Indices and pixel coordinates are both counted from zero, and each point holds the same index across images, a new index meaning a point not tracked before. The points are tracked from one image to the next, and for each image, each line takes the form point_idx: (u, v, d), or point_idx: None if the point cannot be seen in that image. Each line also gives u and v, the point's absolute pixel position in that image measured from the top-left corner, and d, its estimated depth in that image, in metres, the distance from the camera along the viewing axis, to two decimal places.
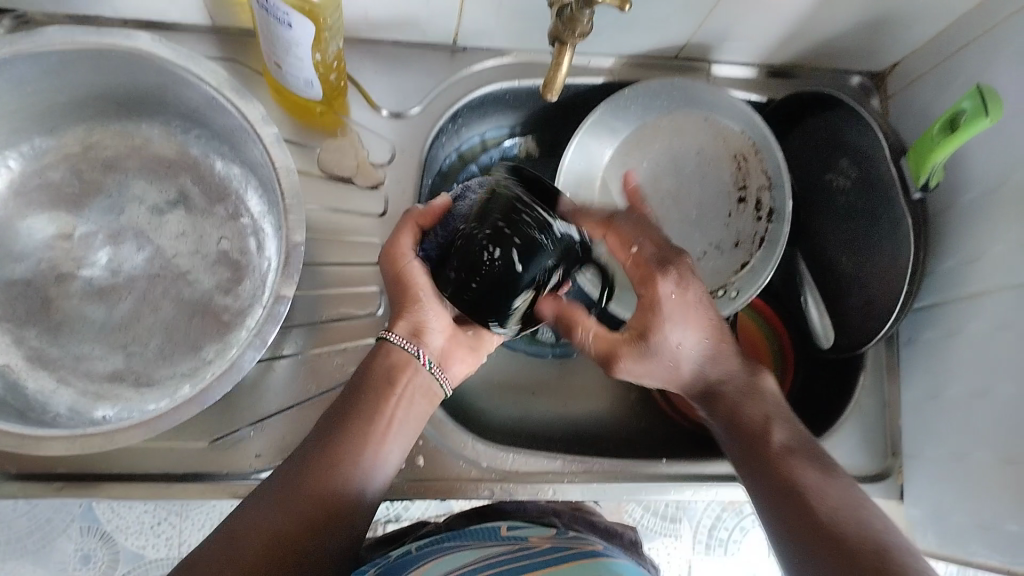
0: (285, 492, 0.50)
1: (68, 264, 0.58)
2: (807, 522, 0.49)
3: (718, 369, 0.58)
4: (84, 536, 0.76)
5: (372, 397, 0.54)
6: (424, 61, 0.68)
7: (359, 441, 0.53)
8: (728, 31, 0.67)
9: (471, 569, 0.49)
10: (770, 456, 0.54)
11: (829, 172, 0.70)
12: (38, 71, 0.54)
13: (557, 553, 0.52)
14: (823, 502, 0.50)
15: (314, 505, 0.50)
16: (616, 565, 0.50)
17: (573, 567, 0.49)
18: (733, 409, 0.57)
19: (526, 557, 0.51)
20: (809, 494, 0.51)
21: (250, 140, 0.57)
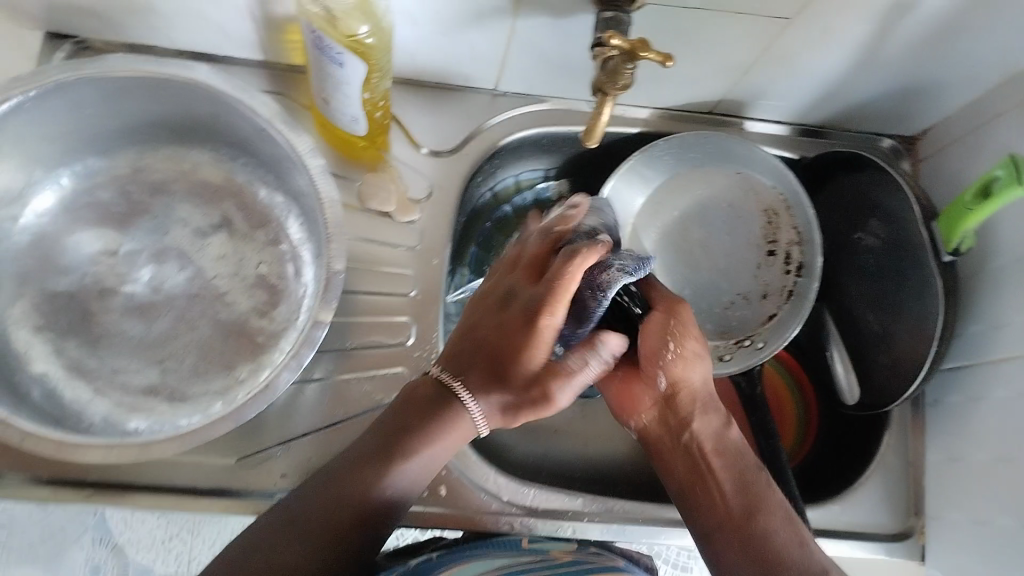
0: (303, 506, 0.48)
1: (111, 279, 0.60)
2: (769, 564, 0.50)
3: (712, 402, 0.57)
4: (95, 547, 0.67)
5: (412, 416, 0.51)
6: (465, 103, 0.70)
7: (395, 461, 0.50)
8: (761, 90, 0.69)
9: None
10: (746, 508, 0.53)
11: (858, 232, 0.70)
12: (99, 95, 0.57)
13: (578, 567, 0.54)
14: (784, 558, 0.50)
15: (327, 526, 0.47)
16: None
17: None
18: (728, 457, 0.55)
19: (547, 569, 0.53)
20: (770, 547, 0.50)
21: (296, 169, 0.60)
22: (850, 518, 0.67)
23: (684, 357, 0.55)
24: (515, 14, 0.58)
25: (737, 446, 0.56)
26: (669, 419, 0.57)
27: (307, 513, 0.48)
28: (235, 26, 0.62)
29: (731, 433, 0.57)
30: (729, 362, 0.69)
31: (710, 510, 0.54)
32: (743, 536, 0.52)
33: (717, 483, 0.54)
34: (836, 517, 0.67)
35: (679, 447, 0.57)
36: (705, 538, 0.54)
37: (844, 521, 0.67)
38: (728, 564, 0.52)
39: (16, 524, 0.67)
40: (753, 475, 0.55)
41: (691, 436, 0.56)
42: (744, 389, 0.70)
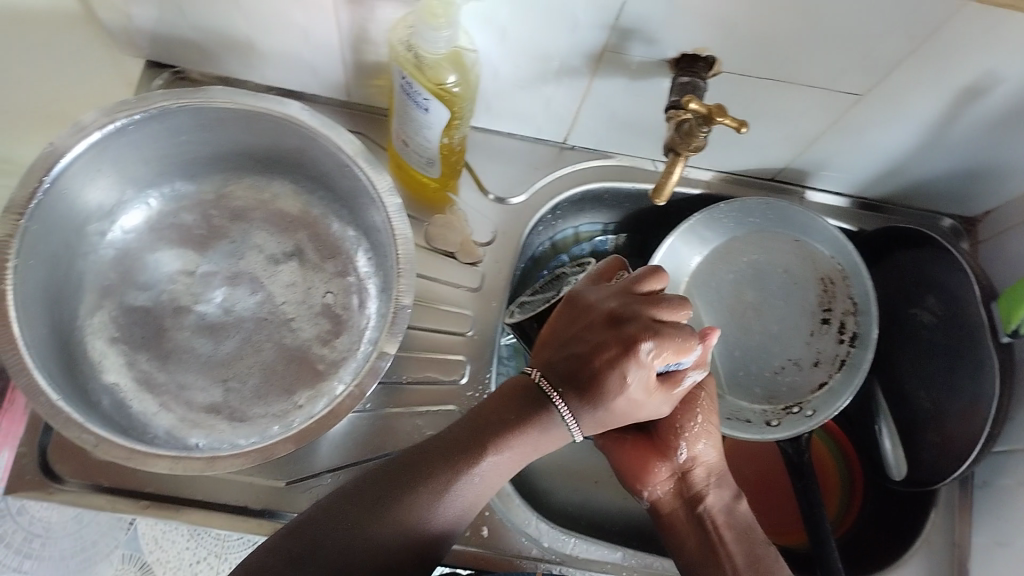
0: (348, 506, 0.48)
1: (186, 298, 0.62)
2: None
3: (724, 475, 0.58)
4: (123, 564, 0.74)
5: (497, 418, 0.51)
6: (533, 154, 0.73)
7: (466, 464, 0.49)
8: (826, 161, 0.70)
9: None
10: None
11: (913, 307, 0.71)
12: (196, 123, 0.60)
13: None
14: None
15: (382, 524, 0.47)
16: None
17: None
18: (739, 530, 0.56)
19: None
20: None
21: (372, 204, 0.62)
22: None
23: (707, 433, 0.58)
24: (595, 73, 0.61)
25: (746, 521, 0.57)
26: (681, 488, 0.57)
27: (357, 508, 0.47)
28: (325, 67, 0.65)
29: (741, 507, 0.58)
30: (778, 427, 0.69)
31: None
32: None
33: (728, 557, 0.55)
34: None
35: (692, 518, 0.57)
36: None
37: None
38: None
39: (54, 537, 0.76)
40: (763, 548, 0.56)
41: (707, 508, 0.56)
42: (790, 455, 0.69)
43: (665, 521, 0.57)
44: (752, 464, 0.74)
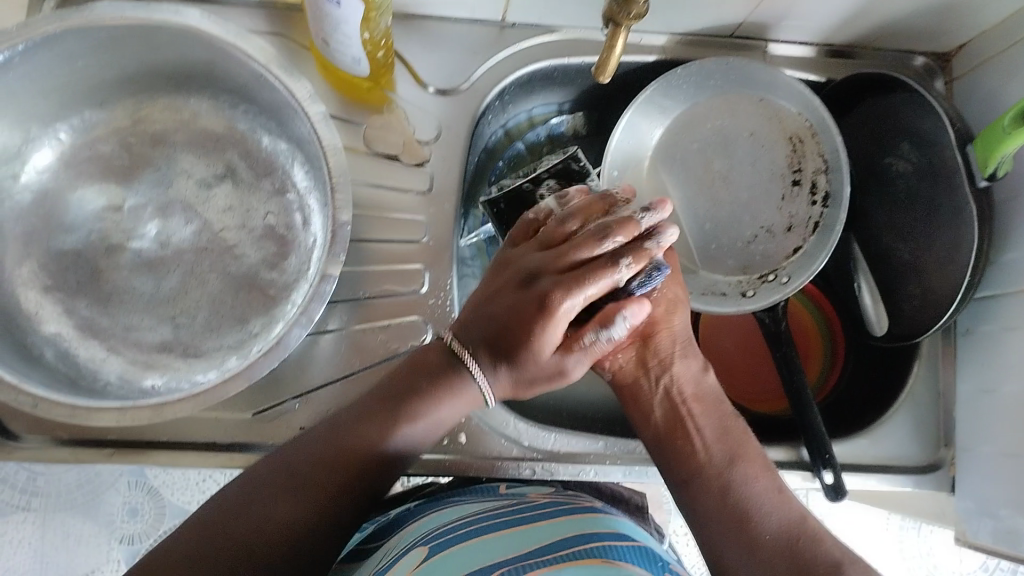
0: (321, 441, 0.48)
1: (117, 235, 0.59)
2: (750, 513, 0.50)
3: (692, 347, 0.58)
4: (131, 490, 0.78)
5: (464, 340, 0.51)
6: (471, 36, 0.67)
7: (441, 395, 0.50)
8: (786, 10, 0.65)
9: (459, 524, 0.51)
10: (725, 457, 0.53)
11: (888, 156, 0.67)
12: (90, 45, 0.55)
13: (554, 507, 0.52)
14: (761, 500, 0.50)
15: (358, 455, 0.48)
16: (611, 521, 0.50)
17: (563, 521, 0.49)
18: (705, 404, 0.56)
19: (519, 511, 0.52)
20: (746, 490, 0.51)
21: (297, 116, 0.57)
22: (875, 452, 0.66)
23: (666, 300, 0.57)
24: None
25: (716, 396, 0.57)
26: (646, 361, 0.57)
27: (331, 444, 0.48)
28: None
29: (709, 379, 0.58)
30: (752, 298, 0.66)
31: (688, 455, 0.54)
32: (723, 480, 0.52)
33: (697, 431, 0.55)
34: (863, 451, 0.66)
35: (657, 390, 0.56)
36: (680, 484, 0.53)
37: (871, 456, 0.66)
38: (702, 508, 0.52)
39: (56, 472, 0.77)
40: (731, 422, 0.55)
41: (671, 380, 0.56)
42: (767, 326, 0.67)
43: (633, 398, 0.57)
44: (733, 336, 0.73)
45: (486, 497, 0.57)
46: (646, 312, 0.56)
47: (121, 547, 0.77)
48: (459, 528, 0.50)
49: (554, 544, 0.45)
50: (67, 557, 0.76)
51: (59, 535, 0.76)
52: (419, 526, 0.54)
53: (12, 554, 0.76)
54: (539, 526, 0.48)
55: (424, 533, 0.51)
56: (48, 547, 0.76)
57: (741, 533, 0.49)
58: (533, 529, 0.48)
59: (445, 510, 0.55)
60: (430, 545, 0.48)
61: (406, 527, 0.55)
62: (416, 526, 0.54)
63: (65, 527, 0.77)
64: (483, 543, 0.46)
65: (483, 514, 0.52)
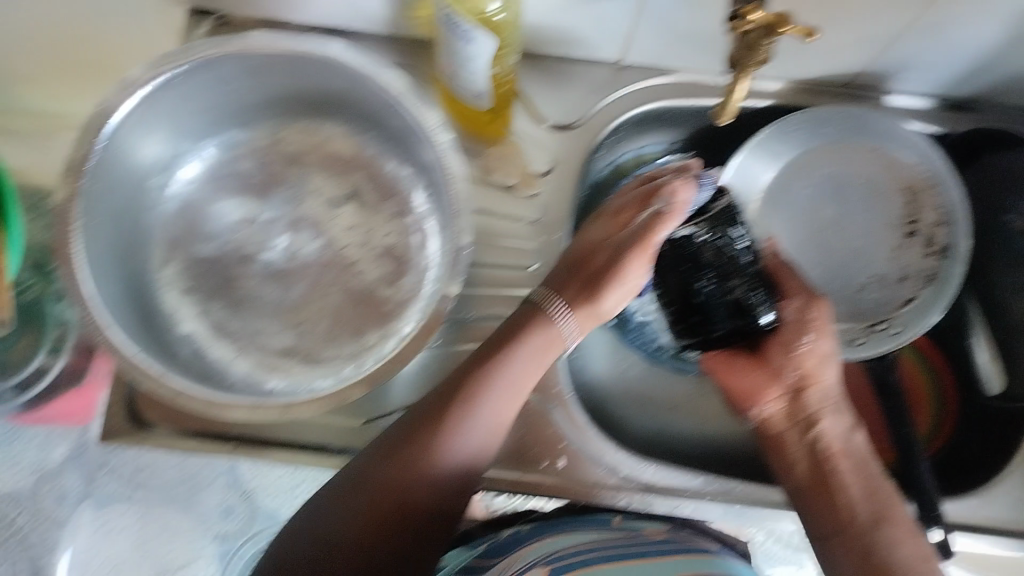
0: (372, 463, 0.51)
1: (251, 245, 0.63)
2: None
3: (842, 404, 0.56)
4: (227, 490, 0.78)
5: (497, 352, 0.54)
6: (590, 75, 0.69)
7: (474, 402, 0.52)
8: (907, 61, 0.65)
9: (578, 551, 0.53)
10: (861, 518, 0.51)
11: (1003, 213, 0.66)
12: (244, 69, 0.59)
13: (670, 544, 0.54)
14: (898, 568, 0.49)
15: (404, 477, 0.50)
16: (727, 565, 0.52)
17: (674, 562, 0.51)
18: (853, 459, 0.54)
19: (637, 545, 0.53)
20: (886, 558, 0.50)
21: (423, 141, 0.60)
22: (985, 514, 0.63)
23: (815, 355, 0.56)
24: None
25: (863, 452, 0.54)
26: (796, 414, 0.56)
27: (378, 468, 0.50)
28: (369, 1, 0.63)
29: (859, 436, 0.55)
30: (862, 346, 0.66)
31: (833, 514, 0.52)
32: (866, 545, 0.51)
33: (844, 488, 0.53)
34: (973, 512, 0.63)
35: (804, 444, 0.55)
36: (822, 542, 0.53)
37: (982, 517, 0.63)
38: (844, 572, 0.51)
39: (160, 466, 0.79)
40: (879, 478, 0.53)
41: (821, 435, 0.54)
42: (876, 375, 0.66)
43: (773, 449, 0.56)
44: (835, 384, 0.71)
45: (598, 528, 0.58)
46: (795, 364, 0.56)
47: (214, 543, 0.80)
48: (577, 556, 0.52)
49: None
50: (166, 550, 0.80)
51: (157, 527, 0.80)
52: (535, 548, 0.55)
53: (116, 540, 0.82)
54: (654, 564, 0.50)
55: (544, 553, 0.53)
56: (146, 538, 0.80)
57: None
58: (652, 565, 0.50)
59: (560, 533, 0.57)
60: (551, 569, 0.50)
61: (517, 544, 0.57)
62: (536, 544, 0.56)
63: (163, 521, 0.80)
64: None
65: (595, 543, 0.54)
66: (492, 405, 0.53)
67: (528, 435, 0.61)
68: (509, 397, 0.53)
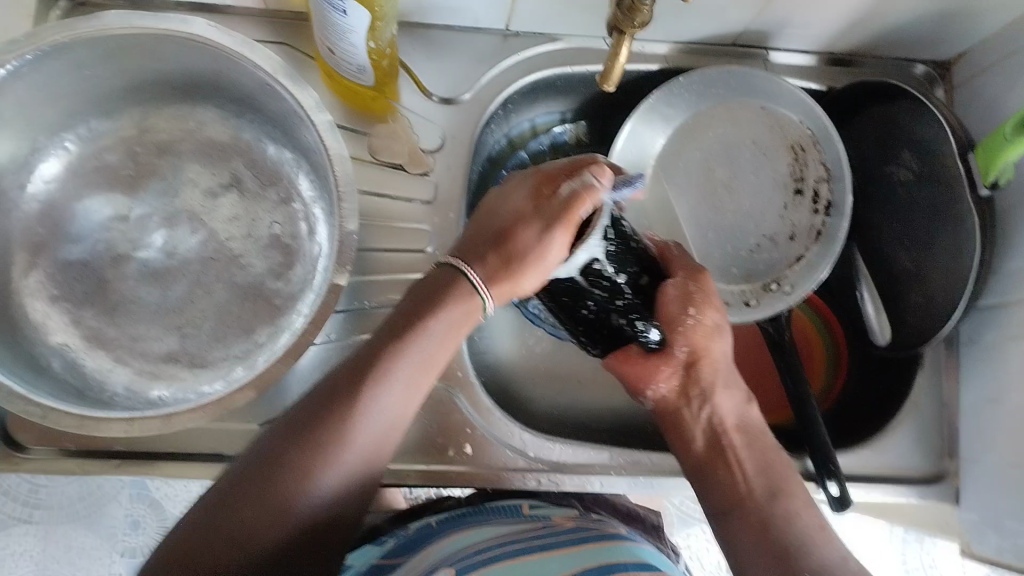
0: (255, 474, 0.43)
1: (124, 245, 0.59)
2: (784, 545, 0.50)
3: (733, 379, 0.59)
4: (134, 502, 0.80)
5: (394, 347, 0.48)
6: (475, 45, 0.67)
7: (371, 399, 0.46)
8: (788, 19, 0.66)
9: (483, 548, 0.52)
10: (759, 489, 0.54)
11: (888, 164, 0.68)
12: (98, 55, 0.55)
13: (577, 533, 0.54)
14: (799, 536, 0.50)
15: (287, 497, 0.43)
16: (636, 548, 0.52)
17: (584, 550, 0.51)
18: (744, 437, 0.57)
19: (544, 536, 0.53)
20: (788, 526, 0.51)
21: (304, 125, 0.57)
22: (879, 462, 0.66)
23: (704, 326, 0.58)
24: None
25: (758, 431, 0.58)
26: (690, 393, 0.58)
27: (253, 483, 0.43)
28: None
29: (752, 412, 0.59)
30: (757, 307, 0.67)
31: (730, 489, 0.54)
32: (764, 517, 0.52)
33: (738, 464, 0.55)
34: (869, 464, 0.66)
35: (699, 420, 0.57)
36: (720, 519, 0.54)
37: (878, 468, 0.66)
38: (741, 544, 0.52)
39: (57, 484, 0.78)
40: (774, 454, 0.56)
41: (713, 410, 0.57)
42: (771, 335, 0.67)
43: (670, 432, 0.59)
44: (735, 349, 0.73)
45: (510, 519, 0.58)
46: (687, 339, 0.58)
47: (123, 559, 0.79)
48: (483, 554, 0.51)
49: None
50: (70, 569, 0.78)
51: (62, 547, 0.78)
52: (439, 547, 0.55)
53: (15, 566, 0.78)
54: (557, 555, 0.50)
55: (450, 554, 0.53)
56: (50, 561, 0.78)
57: (780, 568, 0.49)
58: (556, 557, 0.50)
59: (470, 531, 0.56)
60: (457, 567, 0.50)
61: (427, 544, 0.57)
62: (448, 542, 0.55)
63: (68, 540, 0.78)
64: (507, 571, 0.48)
65: (502, 542, 0.53)
66: (391, 401, 0.47)
67: (434, 424, 0.60)
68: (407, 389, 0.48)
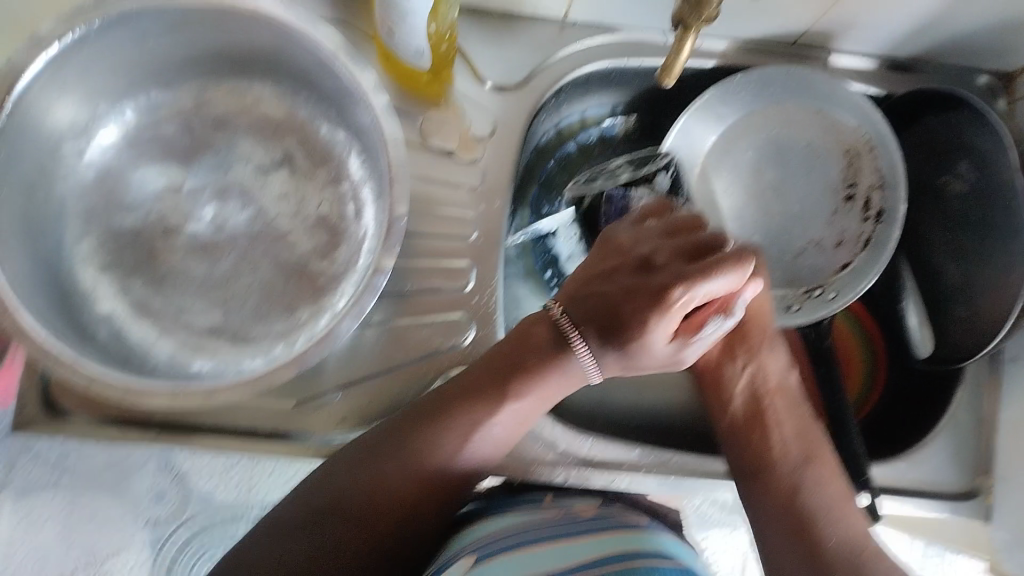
0: (371, 459, 0.49)
1: (175, 217, 0.59)
2: (807, 513, 0.52)
3: (778, 340, 0.60)
4: (158, 474, 0.68)
5: (509, 378, 0.51)
6: (532, 32, 0.67)
7: (480, 415, 0.50)
8: (852, 20, 0.64)
9: (510, 534, 0.52)
10: (792, 455, 0.55)
11: (943, 175, 0.66)
12: (163, 25, 0.55)
13: (603, 522, 0.54)
14: (826, 505, 0.52)
15: (404, 477, 0.49)
16: (660, 539, 0.52)
17: (606, 538, 0.51)
18: (781, 404, 0.58)
19: (569, 525, 0.54)
20: (811, 491, 0.53)
21: (359, 105, 0.57)
22: (913, 476, 0.65)
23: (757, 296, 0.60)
24: None
25: (797, 397, 0.59)
26: (735, 348, 0.59)
27: (369, 464, 0.49)
28: None
29: (793, 376, 0.60)
30: (798, 312, 0.66)
31: (765, 450, 0.56)
32: (794, 482, 0.54)
33: (776, 430, 0.57)
34: (902, 474, 0.65)
35: (738, 374, 0.59)
36: (750, 476, 0.55)
37: (910, 479, 0.65)
38: (767, 504, 0.54)
39: (61, 456, 0.66)
40: (808, 424, 0.57)
41: (758, 367, 0.59)
42: (811, 341, 0.67)
43: (710, 386, 0.60)
44: None
45: (536, 507, 0.59)
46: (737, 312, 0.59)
47: None
48: (505, 539, 0.52)
49: (600, 561, 0.47)
50: (85, 550, 0.67)
51: None
52: (463, 534, 0.55)
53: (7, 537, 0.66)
54: (582, 543, 0.50)
55: (471, 542, 0.53)
56: None
57: (804, 532, 0.51)
58: (580, 545, 0.50)
59: (495, 517, 0.57)
60: (478, 553, 0.51)
61: (454, 530, 0.57)
62: (476, 527, 0.56)
63: None
64: (531, 555, 0.48)
65: (525, 527, 0.54)
66: (507, 420, 0.51)
67: None
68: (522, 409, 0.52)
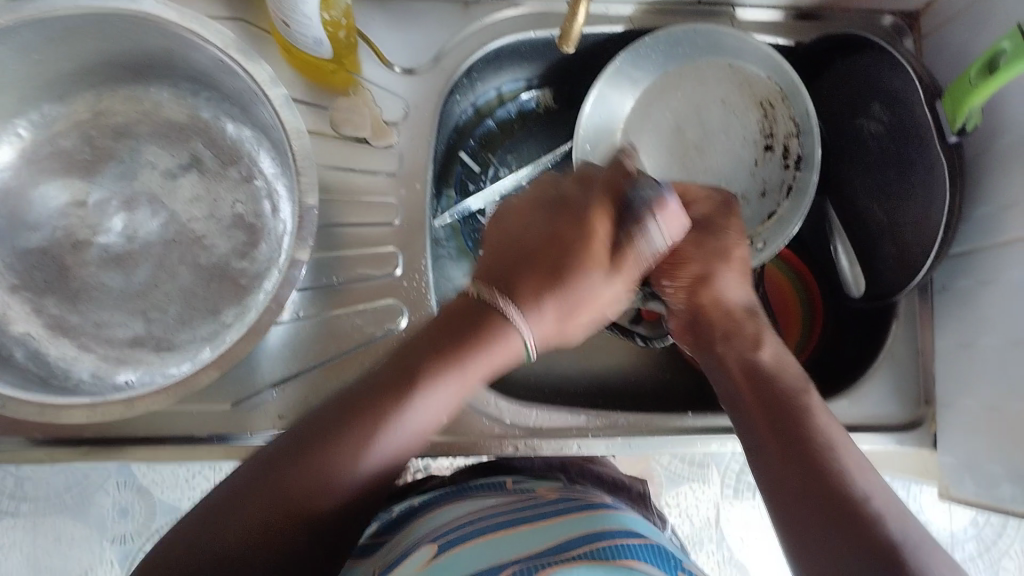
0: (281, 464, 0.45)
1: (83, 231, 0.58)
2: (805, 486, 0.48)
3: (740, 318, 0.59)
4: (121, 490, 0.82)
5: (410, 367, 0.48)
6: (435, 13, 0.66)
7: (397, 415, 0.47)
8: None
9: (474, 518, 0.53)
10: (789, 429, 0.51)
11: (859, 118, 0.67)
12: (42, 37, 0.53)
13: (562, 505, 0.54)
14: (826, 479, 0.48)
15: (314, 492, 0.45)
16: (623, 517, 0.51)
17: (568, 519, 0.50)
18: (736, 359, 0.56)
19: (529, 508, 0.54)
20: (809, 462, 0.49)
21: (260, 102, 0.56)
22: (856, 414, 0.66)
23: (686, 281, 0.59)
24: None
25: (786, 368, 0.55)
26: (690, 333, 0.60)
27: (285, 467, 0.45)
28: None
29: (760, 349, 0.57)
30: None
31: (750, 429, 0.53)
32: (782, 454, 0.50)
33: (754, 399, 0.54)
34: (846, 414, 0.66)
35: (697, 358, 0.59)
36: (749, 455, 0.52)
37: (855, 417, 0.66)
38: (770, 477, 0.50)
39: (42, 477, 0.80)
40: (795, 392, 0.53)
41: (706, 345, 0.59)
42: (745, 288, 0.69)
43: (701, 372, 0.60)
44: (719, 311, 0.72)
45: (495, 493, 0.58)
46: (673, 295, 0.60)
47: (115, 546, 0.81)
48: (467, 526, 0.51)
49: (567, 542, 0.46)
50: (62, 555, 0.80)
51: (52, 538, 0.80)
52: (424, 525, 0.55)
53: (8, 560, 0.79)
54: (542, 527, 0.50)
55: (430, 531, 0.52)
56: (41, 551, 0.80)
57: (802, 503, 0.47)
58: (540, 528, 0.49)
59: (452, 507, 0.56)
60: (439, 542, 0.49)
61: (411, 520, 0.57)
62: (435, 514, 0.56)
63: (57, 530, 0.80)
64: (493, 542, 0.48)
65: (485, 513, 0.53)
66: (412, 423, 0.48)
67: None
68: (436, 407, 0.49)
